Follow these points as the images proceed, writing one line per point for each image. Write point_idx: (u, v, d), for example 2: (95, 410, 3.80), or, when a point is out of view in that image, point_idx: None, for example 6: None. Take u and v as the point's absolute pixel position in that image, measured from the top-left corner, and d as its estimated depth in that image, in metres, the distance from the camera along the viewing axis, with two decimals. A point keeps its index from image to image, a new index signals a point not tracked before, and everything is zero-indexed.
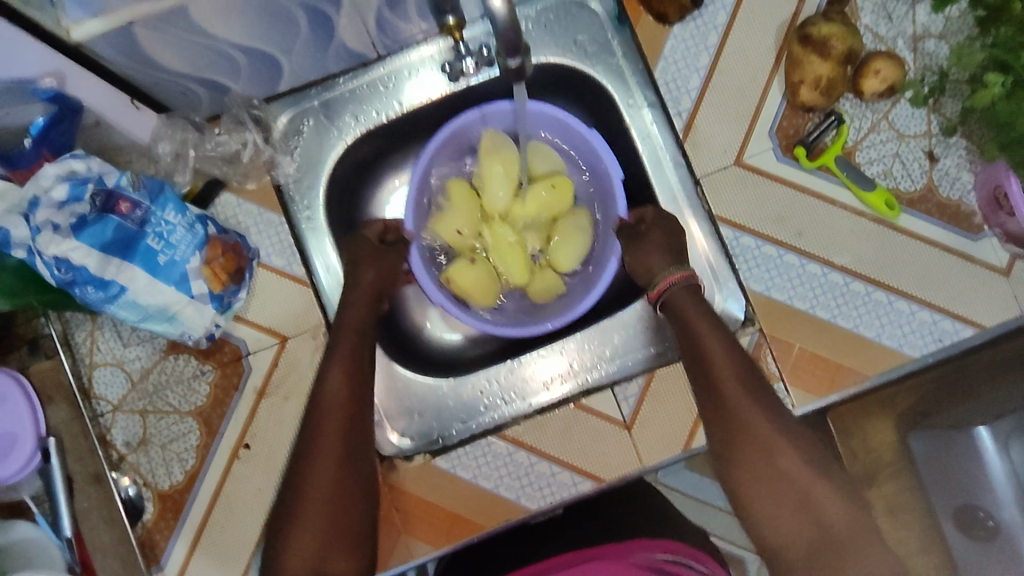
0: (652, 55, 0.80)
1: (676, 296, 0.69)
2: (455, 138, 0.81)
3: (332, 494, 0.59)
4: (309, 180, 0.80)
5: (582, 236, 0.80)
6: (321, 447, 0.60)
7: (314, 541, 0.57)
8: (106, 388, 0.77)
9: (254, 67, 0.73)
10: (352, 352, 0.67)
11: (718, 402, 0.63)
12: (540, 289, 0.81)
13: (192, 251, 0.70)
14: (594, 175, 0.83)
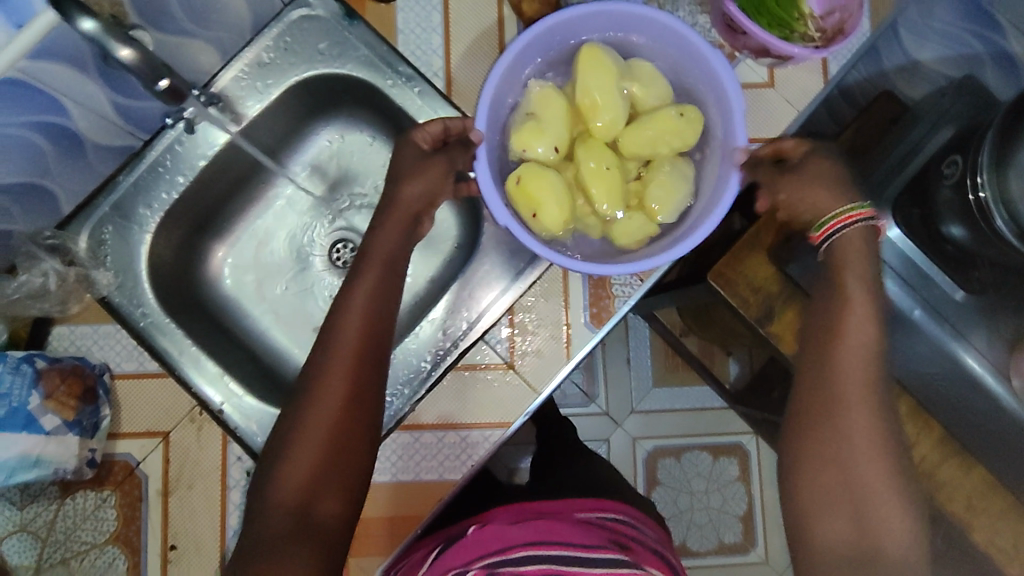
0: (389, 33, 0.86)
1: (848, 239, 0.66)
2: (553, 37, 0.72)
3: (332, 428, 0.68)
4: (131, 282, 0.82)
5: (684, 180, 0.71)
6: (332, 384, 0.68)
7: (308, 471, 0.67)
8: (20, 555, 0.77)
9: (20, 197, 0.75)
10: (379, 282, 0.73)
11: (829, 346, 0.65)
12: (629, 232, 0.70)
13: (28, 391, 0.70)
14: (694, 79, 0.73)
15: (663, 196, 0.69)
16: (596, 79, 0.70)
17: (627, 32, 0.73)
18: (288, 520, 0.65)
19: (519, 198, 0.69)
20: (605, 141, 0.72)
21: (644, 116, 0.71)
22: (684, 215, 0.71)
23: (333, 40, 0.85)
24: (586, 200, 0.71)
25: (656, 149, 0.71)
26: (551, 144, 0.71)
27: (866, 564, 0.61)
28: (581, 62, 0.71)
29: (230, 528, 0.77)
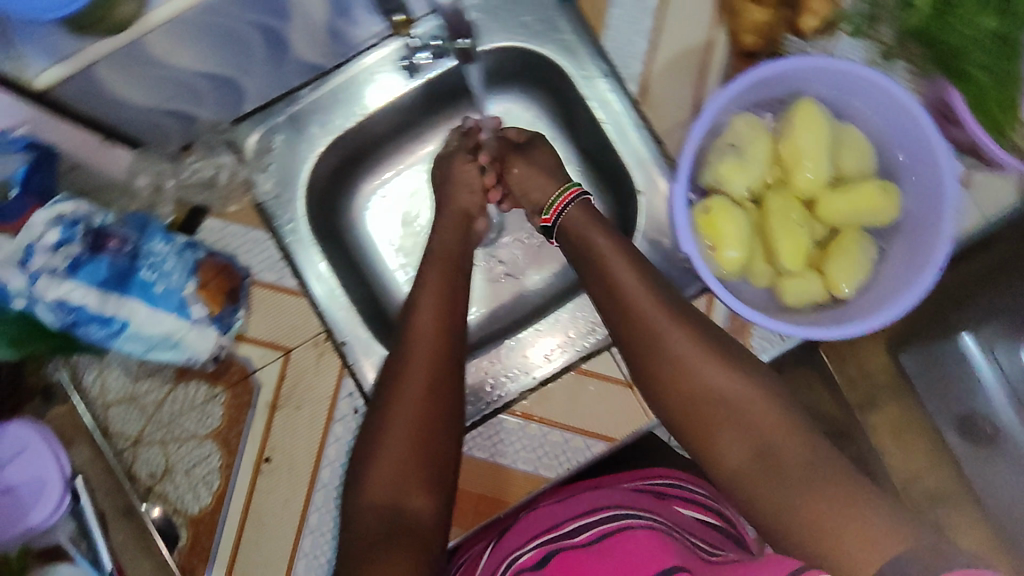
0: (597, 25, 0.84)
1: (570, 215, 0.74)
2: (778, 83, 0.72)
3: (416, 421, 0.63)
4: (288, 196, 0.82)
5: (865, 259, 0.72)
6: (411, 370, 0.66)
7: (395, 466, 0.62)
8: (123, 424, 0.79)
9: (216, 91, 0.74)
10: (442, 282, 0.73)
11: (635, 327, 0.65)
12: (799, 294, 0.72)
13: (185, 278, 0.70)
14: (904, 157, 0.72)
15: (843, 270, 0.71)
16: (809, 137, 0.70)
17: (853, 97, 0.72)
18: (382, 517, 0.60)
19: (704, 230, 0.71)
20: (797, 198, 0.73)
21: (844, 186, 0.72)
22: (856, 292, 0.73)
23: (540, 17, 0.83)
24: (766, 250, 0.73)
25: (846, 219, 0.71)
26: (747, 185, 0.71)
27: (770, 467, 0.57)
28: (798, 117, 0.71)
29: (327, 456, 0.80)
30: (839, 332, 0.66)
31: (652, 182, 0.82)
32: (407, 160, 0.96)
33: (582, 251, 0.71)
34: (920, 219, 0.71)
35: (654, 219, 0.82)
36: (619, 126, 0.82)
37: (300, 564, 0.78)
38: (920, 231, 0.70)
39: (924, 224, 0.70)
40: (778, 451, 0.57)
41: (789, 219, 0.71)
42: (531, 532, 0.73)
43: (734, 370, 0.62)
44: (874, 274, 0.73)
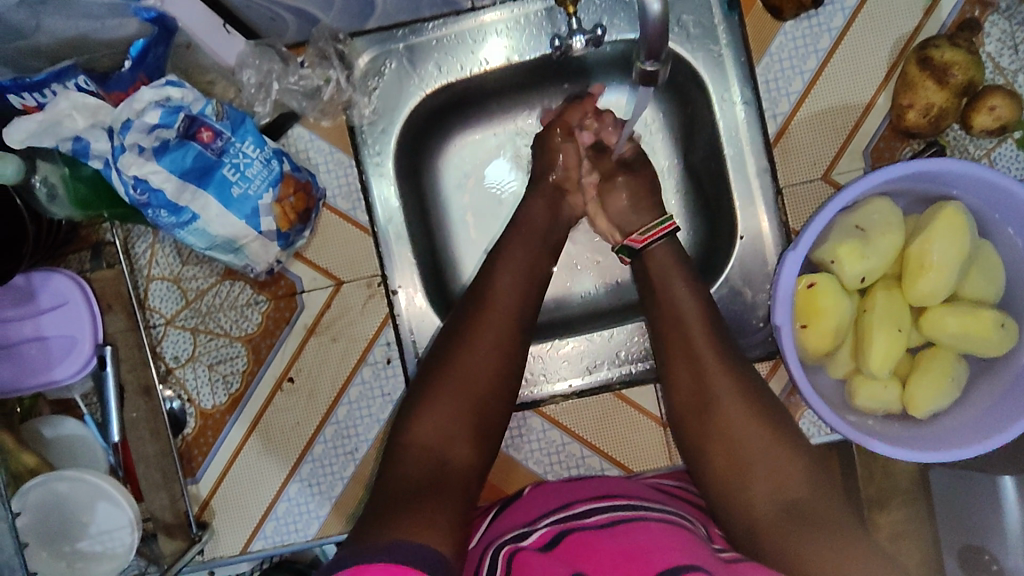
0: (757, 49, 0.76)
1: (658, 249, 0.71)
2: (933, 179, 0.66)
3: (465, 377, 0.62)
4: (384, 125, 0.78)
5: (954, 386, 0.68)
6: (476, 338, 0.64)
7: (436, 421, 0.59)
8: (160, 302, 0.79)
9: (348, 1, 0.68)
10: (532, 258, 0.70)
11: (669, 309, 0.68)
12: (874, 400, 0.68)
13: (265, 188, 0.67)
14: None
15: (927, 393, 0.67)
16: (943, 248, 0.65)
17: (1008, 219, 0.66)
18: (430, 463, 0.57)
19: (799, 306, 0.67)
20: (908, 303, 0.69)
21: (962, 308, 0.67)
22: (932, 417, 0.69)
23: (699, 20, 0.76)
24: (856, 346, 0.69)
25: (946, 342, 0.67)
26: (864, 274, 0.67)
27: (790, 513, 0.56)
28: (936, 221, 0.66)
29: (348, 396, 0.80)
30: (902, 453, 0.64)
31: (756, 231, 0.77)
32: (507, 118, 0.85)
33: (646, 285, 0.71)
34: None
35: (745, 269, 0.78)
36: (744, 165, 0.77)
37: (295, 484, 0.79)
38: None
39: None
40: (797, 500, 0.57)
41: (889, 324, 0.67)
42: (537, 513, 0.63)
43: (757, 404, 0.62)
44: (957, 403, 0.69)
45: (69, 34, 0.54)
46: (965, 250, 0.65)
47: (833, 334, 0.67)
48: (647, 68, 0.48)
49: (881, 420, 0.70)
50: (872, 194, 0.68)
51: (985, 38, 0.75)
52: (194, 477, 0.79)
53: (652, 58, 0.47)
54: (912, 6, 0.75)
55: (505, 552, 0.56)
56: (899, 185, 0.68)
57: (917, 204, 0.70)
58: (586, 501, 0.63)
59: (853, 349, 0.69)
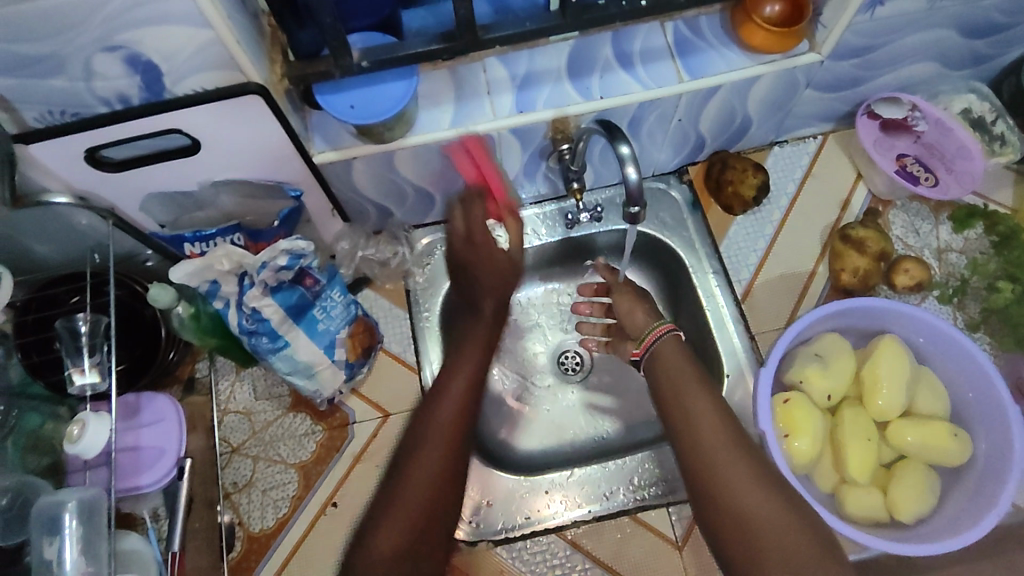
0: (719, 234, 1.01)
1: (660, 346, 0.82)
2: (866, 315, 0.83)
3: (427, 485, 0.70)
4: (432, 290, 0.99)
5: (931, 493, 0.76)
6: (424, 456, 0.71)
7: (407, 517, 0.68)
8: (231, 431, 0.91)
9: (416, 200, 0.94)
10: (486, 337, 0.83)
11: (679, 407, 0.76)
12: (862, 506, 0.76)
13: (342, 324, 0.87)
14: (981, 411, 0.79)
15: (908, 497, 0.75)
16: (890, 369, 0.79)
17: (934, 345, 0.82)
18: (405, 537, 0.67)
19: (779, 418, 0.79)
20: (873, 419, 0.80)
21: (919, 420, 0.79)
22: (918, 523, 0.76)
23: (674, 215, 1.01)
24: (835, 457, 0.79)
25: (910, 450, 0.78)
26: (827, 391, 0.80)
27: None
28: (879, 348, 0.81)
29: None
30: (881, 545, 0.71)
31: (739, 370, 0.92)
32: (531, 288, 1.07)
33: (664, 381, 0.79)
34: (990, 473, 0.75)
35: (734, 402, 0.91)
36: (722, 317, 0.95)
37: None
38: (992, 484, 0.74)
39: (993, 473, 0.75)
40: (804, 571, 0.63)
41: (859, 434, 0.78)
42: None
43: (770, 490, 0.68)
44: (937, 509, 0.77)
45: (232, 208, 0.79)
46: (907, 369, 0.80)
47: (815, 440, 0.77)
48: (633, 211, 0.69)
49: (872, 526, 0.77)
50: (822, 326, 0.84)
51: (892, 224, 0.99)
52: None
53: (635, 202, 0.68)
54: (830, 205, 1.01)
55: None
56: (843, 320, 0.85)
57: (860, 335, 0.87)
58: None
59: (834, 458, 0.79)
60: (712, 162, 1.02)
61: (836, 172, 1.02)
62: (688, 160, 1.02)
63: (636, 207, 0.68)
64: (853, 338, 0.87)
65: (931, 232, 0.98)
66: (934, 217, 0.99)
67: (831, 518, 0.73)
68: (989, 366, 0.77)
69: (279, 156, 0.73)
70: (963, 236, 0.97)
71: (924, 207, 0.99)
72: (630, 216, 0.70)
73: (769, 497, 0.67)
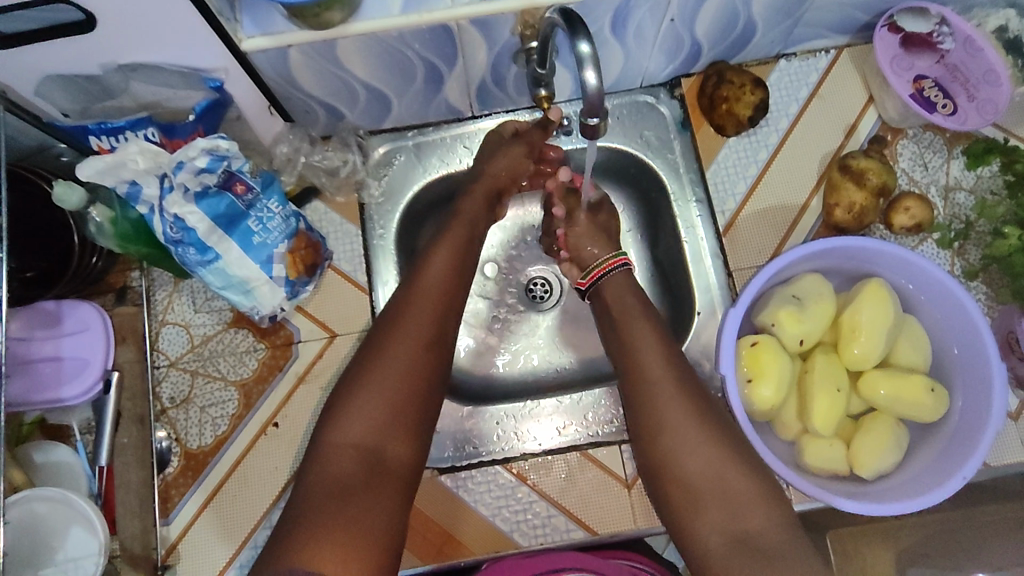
0: (706, 158, 0.91)
1: (611, 278, 0.76)
2: (852, 254, 0.76)
3: (403, 371, 0.63)
4: (389, 205, 0.91)
5: (897, 448, 0.72)
6: (404, 332, 0.65)
7: (382, 402, 0.62)
8: (168, 344, 0.86)
9: (370, 101, 0.84)
10: (458, 244, 0.73)
11: (623, 344, 0.70)
12: (822, 459, 0.72)
13: (281, 239, 0.79)
14: (963, 367, 0.73)
15: (870, 451, 0.71)
16: (871, 316, 0.73)
17: (924, 291, 0.75)
18: (363, 452, 0.60)
19: (745, 362, 0.73)
20: (846, 368, 0.75)
21: (894, 372, 0.73)
22: (879, 477, 0.72)
23: (660, 134, 0.91)
24: (801, 405, 0.74)
25: (881, 402, 0.72)
26: (801, 336, 0.74)
27: (747, 549, 0.57)
28: (863, 293, 0.74)
29: None
30: (836, 500, 0.67)
31: (711, 308, 0.86)
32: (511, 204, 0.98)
33: (613, 321, 0.73)
34: (962, 433, 0.71)
35: (702, 342, 0.85)
36: (700, 251, 0.88)
37: (264, 529, 0.81)
38: (962, 445, 0.69)
39: (965, 434, 0.70)
40: (751, 531, 0.58)
41: (829, 383, 0.72)
42: None
43: (720, 447, 0.62)
44: (901, 466, 0.73)
45: (148, 99, 0.69)
46: (890, 316, 0.73)
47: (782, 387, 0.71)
48: (591, 123, 0.61)
49: (830, 478, 0.72)
50: (803, 265, 0.77)
51: (898, 156, 0.89)
52: (166, 519, 0.81)
53: (592, 114, 0.59)
54: (834, 131, 0.90)
55: None
56: (828, 258, 0.77)
57: (845, 277, 0.80)
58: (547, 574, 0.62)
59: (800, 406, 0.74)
60: (707, 75, 0.90)
61: (846, 92, 0.91)
62: (681, 71, 0.91)
63: (594, 120, 0.61)
64: (837, 279, 0.80)
65: (941, 167, 0.89)
66: (947, 151, 0.89)
67: (788, 471, 0.69)
68: (981, 318, 0.70)
69: (196, 40, 0.62)
70: (976, 173, 0.88)
71: (938, 138, 0.89)
72: (588, 128, 0.62)
73: (718, 439, 0.63)
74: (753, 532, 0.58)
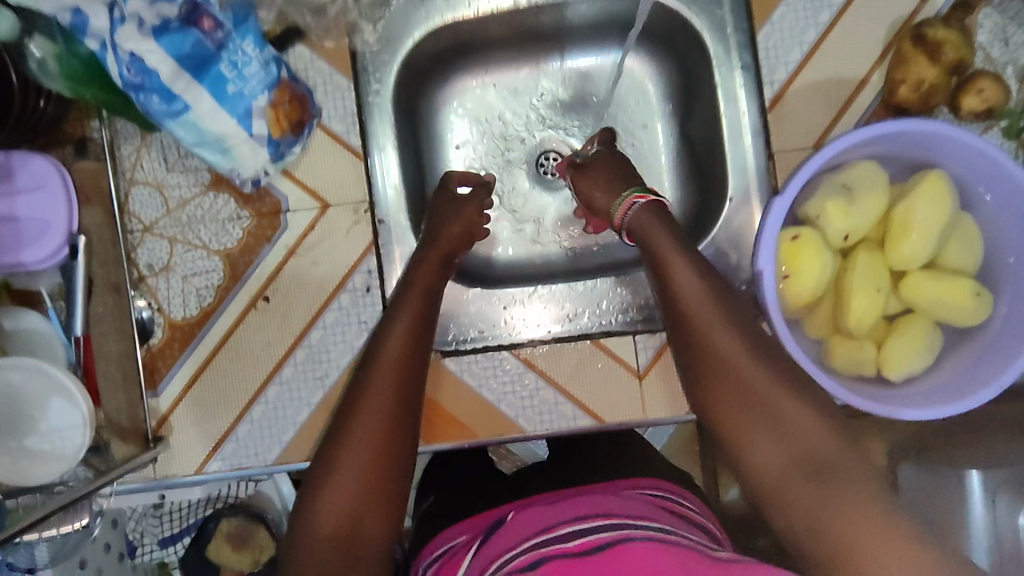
0: (759, 17, 0.78)
1: (641, 214, 0.65)
2: (918, 141, 0.67)
3: (391, 393, 0.57)
4: (386, 55, 0.79)
5: (929, 352, 0.69)
6: (387, 352, 0.60)
7: (368, 440, 0.54)
8: (141, 207, 0.78)
9: None
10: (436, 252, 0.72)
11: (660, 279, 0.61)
12: (848, 358, 0.69)
13: (261, 89, 0.67)
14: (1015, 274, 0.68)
15: (901, 354, 0.68)
16: (926, 213, 0.66)
17: (993, 190, 0.67)
18: (346, 496, 0.52)
19: (782, 256, 0.67)
20: (889, 267, 0.69)
21: (941, 273, 0.68)
22: (906, 381, 0.69)
23: None
24: (835, 305, 0.69)
25: (923, 306, 0.68)
26: (847, 231, 0.67)
27: (825, 489, 0.48)
28: (922, 186, 0.66)
29: (323, 321, 0.78)
30: (866, 404, 0.64)
31: (746, 194, 0.78)
32: (494, 72, 0.90)
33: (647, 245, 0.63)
34: (1001, 341, 0.67)
35: (732, 230, 0.79)
36: (739, 127, 0.78)
37: (261, 405, 0.78)
38: (1000, 355, 0.66)
39: (1005, 344, 0.66)
40: (826, 467, 0.49)
41: (870, 282, 0.67)
42: (527, 527, 0.54)
43: (779, 372, 0.53)
44: (929, 370, 0.70)
45: None
46: (947, 213, 0.66)
47: (819, 286, 0.66)
48: None
49: (855, 377, 0.70)
50: (859, 152, 0.69)
51: (978, 27, 0.77)
52: (154, 390, 0.78)
53: None
54: None
55: (533, 562, 0.48)
56: (888, 144, 0.68)
57: (901, 168, 0.71)
58: (576, 521, 0.52)
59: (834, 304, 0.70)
60: None
61: None
62: None
63: None
64: (891, 169, 0.72)
65: None
66: None
67: (822, 374, 0.65)
68: None
69: None
70: None
71: None
72: None
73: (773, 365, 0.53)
74: (828, 468, 0.49)
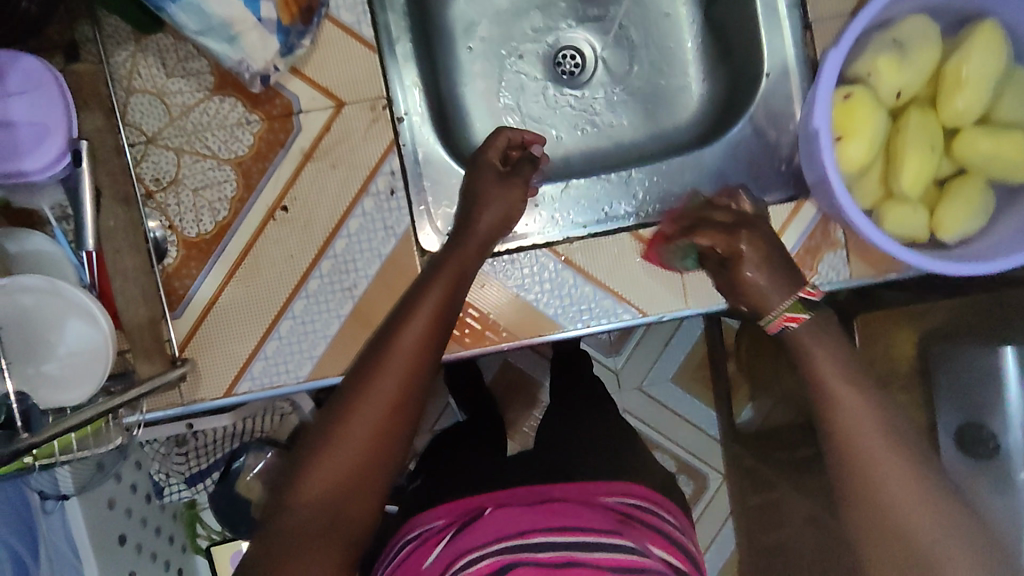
0: None
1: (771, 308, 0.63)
2: None
3: (403, 382, 0.55)
4: None
5: (983, 211, 0.66)
6: (405, 335, 0.58)
7: (373, 424, 0.53)
8: (141, 117, 0.72)
9: None
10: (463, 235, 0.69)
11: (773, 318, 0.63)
12: (902, 224, 0.66)
13: None
14: None
15: (956, 214, 0.65)
16: (981, 62, 0.63)
17: None
18: (340, 472, 0.51)
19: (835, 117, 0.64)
20: (940, 126, 0.66)
21: (995, 128, 0.65)
22: (960, 243, 0.67)
23: None
24: (885, 169, 0.67)
25: (978, 164, 0.65)
26: (899, 88, 0.64)
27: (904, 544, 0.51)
28: (974, 36, 0.63)
29: (348, 229, 0.74)
30: (925, 262, 0.62)
31: (783, 69, 0.75)
32: None
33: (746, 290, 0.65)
34: None
35: (770, 106, 0.76)
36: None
37: (288, 320, 0.74)
38: None
39: None
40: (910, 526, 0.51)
41: (924, 140, 0.65)
42: (502, 524, 0.54)
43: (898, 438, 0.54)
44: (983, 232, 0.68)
45: None
46: (1003, 62, 0.63)
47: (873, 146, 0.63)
48: None
49: (907, 243, 0.67)
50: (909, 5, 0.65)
51: None
52: (174, 313, 0.74)
53: None
54: None
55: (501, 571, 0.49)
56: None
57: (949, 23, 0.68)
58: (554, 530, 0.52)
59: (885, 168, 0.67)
60: None
61: None
62: None
63: None
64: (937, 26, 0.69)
65: None
66: None
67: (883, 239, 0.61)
68: None
69: None
70: None
71: None
72: None
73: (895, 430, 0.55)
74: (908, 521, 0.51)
